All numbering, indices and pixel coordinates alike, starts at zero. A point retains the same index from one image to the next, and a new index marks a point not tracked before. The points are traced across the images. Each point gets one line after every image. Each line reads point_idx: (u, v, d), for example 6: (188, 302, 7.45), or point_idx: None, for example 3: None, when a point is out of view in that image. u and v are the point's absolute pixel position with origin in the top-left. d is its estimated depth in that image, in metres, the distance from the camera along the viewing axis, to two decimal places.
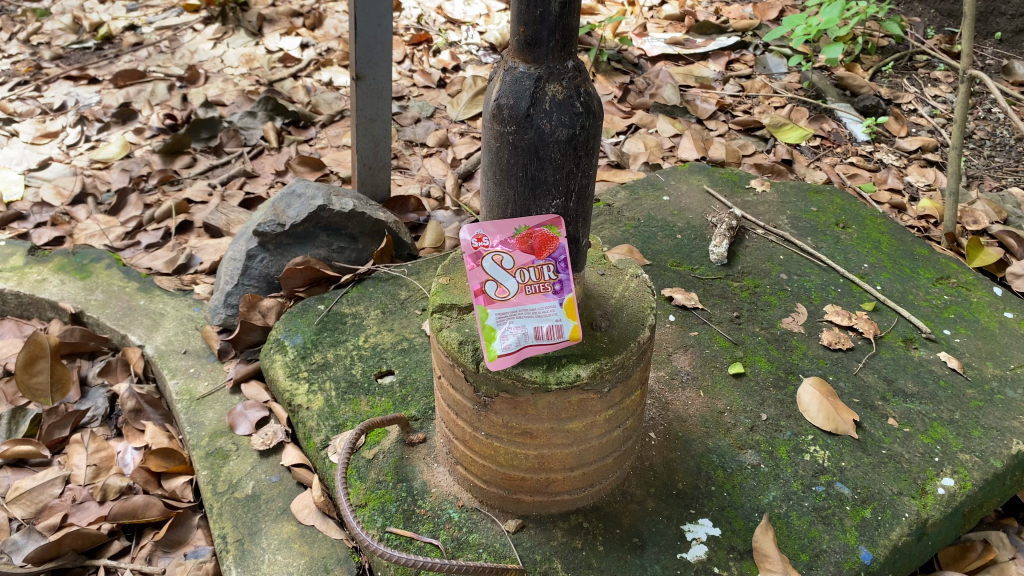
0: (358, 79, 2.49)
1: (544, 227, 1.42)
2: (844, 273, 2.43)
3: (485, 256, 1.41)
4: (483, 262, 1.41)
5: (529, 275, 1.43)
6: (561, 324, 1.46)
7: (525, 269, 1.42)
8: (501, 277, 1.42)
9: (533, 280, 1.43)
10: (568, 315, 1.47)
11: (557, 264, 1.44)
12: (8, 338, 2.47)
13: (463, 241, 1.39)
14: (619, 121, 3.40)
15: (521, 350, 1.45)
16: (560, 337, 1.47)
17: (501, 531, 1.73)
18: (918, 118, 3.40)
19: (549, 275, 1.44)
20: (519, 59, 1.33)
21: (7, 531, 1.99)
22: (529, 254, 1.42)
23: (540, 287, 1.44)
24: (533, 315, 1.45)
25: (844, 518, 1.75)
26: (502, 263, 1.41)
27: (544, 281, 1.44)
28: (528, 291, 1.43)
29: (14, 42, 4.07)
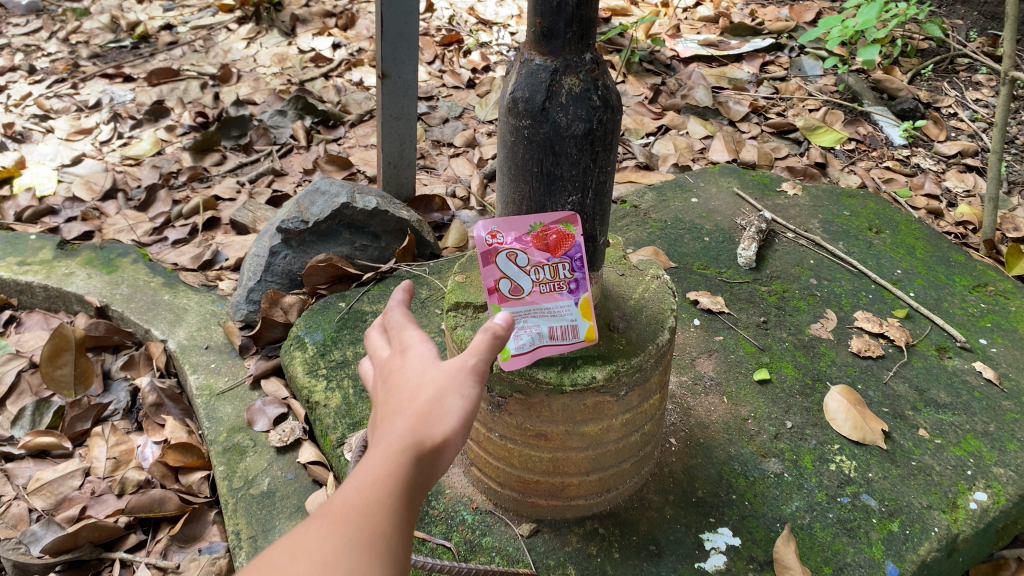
0: (385, 78, 2.48)
1: (561, 224, 1.37)
2: (876, 279, 2.36)
3: (498, 253, 1.36)
4: (496, 258, 1.35)
5: (544, 273, 1.37)
6: (576, 325, 1.43)
7: (540, 267, 1.37)
8: (515, 275, 1.37)
9: (548, 279, 1.38)
10: (583, 315, 1.43)
11: (573, 262, 1.39)
12: (36, 331, 2.50)
13: (477, 238, 1.34)
14: (649, 123, 3.35)
15: (535, 350, 1.41)
16: (575, 337, 1.43)
17: (514, 534, 1.70)
18: (958, 123, 3.31)
19: (564, 274, 1.39)
20: (535, 51, 1.30)
21: (27, 521, 2.00)
22: (544, 251, 1.37)
23: (555, 286, 1.39)
24: (547, 315, 1.40)
25: (870, 531, 1.69)
26: (517, 261, 1.36)
27: (559, 280, 1.39)
28: (542, 289, 1.38)
29: (53, 40, 4.14)
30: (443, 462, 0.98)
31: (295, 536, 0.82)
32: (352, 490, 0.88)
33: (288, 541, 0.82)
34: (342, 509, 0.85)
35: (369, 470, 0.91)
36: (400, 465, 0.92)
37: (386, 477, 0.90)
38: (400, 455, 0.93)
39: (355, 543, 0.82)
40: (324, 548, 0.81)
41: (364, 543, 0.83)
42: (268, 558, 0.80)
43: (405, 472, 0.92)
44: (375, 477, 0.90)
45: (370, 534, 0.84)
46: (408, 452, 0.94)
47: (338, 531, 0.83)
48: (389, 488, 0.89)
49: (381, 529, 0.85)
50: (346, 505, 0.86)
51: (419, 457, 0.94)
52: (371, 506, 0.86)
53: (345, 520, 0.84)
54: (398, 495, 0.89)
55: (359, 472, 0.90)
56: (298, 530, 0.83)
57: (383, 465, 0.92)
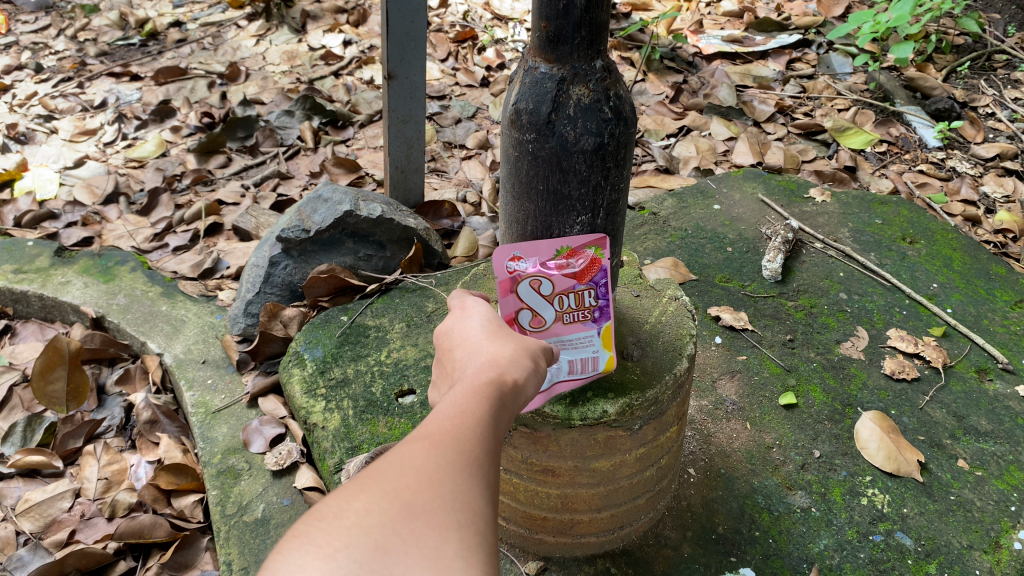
0: (391, 79, 2.37)
1: (589, 248, 1.23)
2: (910, 293, 2.22)
3: (520, 282, 1.20)
4: (517, 287, 1.20)
5: (568, 301, 1.23)
6: (598, 356, 1.30)
7: (564, 295, 1.23)
8: (537, 305, 1.22)
9: (571, 307, 1.24)
10: (604, 345, 1.30)
11: (599, 288, 1.25)
12: (31, 342, 2.42)
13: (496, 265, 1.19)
14: (670, 123, 3.22)
15: (550, 385, 1.30)
16: (595, 369, 1.32)
17: (519, 573, 1.58)
18: (996, 123, 3.15)
19: (589, 302, 1.25)
20: (541, 58, 1.18)
21: (13, 545, 1.91)
22: (570, 278, 1.22)
23: (579, 317, 1.26)
24: (568, 347, 1.28)
25: (905, 574, 1.55)
26: (540, 289, 1.21)
27: (584, 309, 1.25)
28: (564, 320, 1.25)
29: (62, 38, 4.07)
30: (517, 405, 1.00)
31: (394, 455, 0.82)
32: (441, 417, 0.89)
33: (389, 461, 0.81)
34: (436, 432, 0.85)
35: (455, 404, 0.91)
36: (482, 401, 0.93)
37: (470, 410, 0.91)
38: (480, 394, 0.94)
39: (453, 463, 0.82)
40: (425, 467, 0.80)
41: (461, 462, 0.82)
42: (373, 476, 0.79)
43: (489, 405, 0.93)
44: (461, 408, 0.90)
45: (466, 453, 0.84)
46: (488, 393, 0.95)
47: (435, 451, 0.82)
48: (476, 419, 0.90)
49: (474, 451, 0.85)
50: (439, 430, 0.86)
51: (497, 396, 0.96)
52: (461, 430, 0.87)
53: (441, 443, 0.84)
54: (484, 423, 0.90)
55: (443, 406, 0.91)
56: (396, 449, 0.83)
57: (468, 400, 0.92)
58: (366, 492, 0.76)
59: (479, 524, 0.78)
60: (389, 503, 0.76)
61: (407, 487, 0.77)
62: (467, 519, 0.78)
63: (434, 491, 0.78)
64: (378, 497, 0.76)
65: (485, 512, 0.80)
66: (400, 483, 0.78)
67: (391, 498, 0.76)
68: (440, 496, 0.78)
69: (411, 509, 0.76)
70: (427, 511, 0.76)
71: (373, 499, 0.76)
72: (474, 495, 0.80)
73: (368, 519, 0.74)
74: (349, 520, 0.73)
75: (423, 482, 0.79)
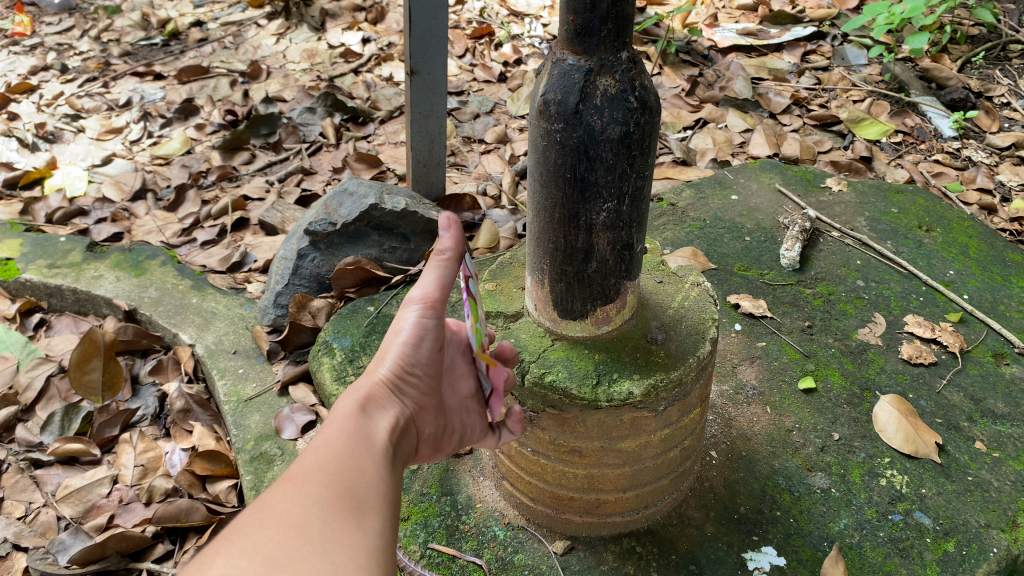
0: (413, 75, 2.42)
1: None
2: (927, 280, 2.26)
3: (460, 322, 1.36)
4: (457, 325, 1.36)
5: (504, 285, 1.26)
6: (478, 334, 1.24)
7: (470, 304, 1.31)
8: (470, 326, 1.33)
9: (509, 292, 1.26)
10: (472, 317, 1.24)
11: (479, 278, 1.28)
12: (65, 335, 2.49)
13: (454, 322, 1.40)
14: (686, 116, 3.25)
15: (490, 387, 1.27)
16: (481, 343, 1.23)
17: (547, 552, 1.63)
18: (1011, 113, 3.17)
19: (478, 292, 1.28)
20: (568, 50, 1.23)
21: (55, 529, 1.97)
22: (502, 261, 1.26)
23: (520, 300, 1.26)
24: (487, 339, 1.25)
25: (924, 552, 1.59)
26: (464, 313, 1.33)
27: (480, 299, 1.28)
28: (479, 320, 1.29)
29: (86, 39, 4.15)
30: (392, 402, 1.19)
31: (262, 506, 0.96)
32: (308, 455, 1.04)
33: (257, 511, 0.95)
34: (303, 471, 1.01)
35: (324, 437, 1.08)
36: (352, 430, 1.10)
37: (341, 441, 1.07)
38: (350, 422, 1.12)
39: (322, 503, 0.97)
40: (294, 514, 0.95)
41: (332, 500, 0.98)
42: (239, 527, 0.93)
43: (353, 428, 1.11)
44: (330, 440, 1.07)
45: (335, 488, 1.00)
46: (357, 418, 1.13)
47: (304, 492, 0.98)
48: (344, 449, 1.06)
49: (345, 485, 1.01)
50: (306, 469, 1.01)
51: (365, 420, 1.13)
52: (327, 465, 1.03)
53: (307, 481, 0.99)
54: (353, 455, 1.06)
55: (312, 442, 1.07)
56: (264, 498, 0.97)
57: (336, 433, 1.09)
58: (226, 552, 0.89)
59: (350, 553, 0.94)
60: (255, 557, 0.89)
61: (272, 537, 0.92)
62: (341, 550, 0.94)
63: (304, 532, 0.93)
64: (243, 553, 0.89)
65: (368, 538, 0.97)
66: (265, 536, 0.91)
67: (257, 551, 0.90)
68: (310, 536, 0.93)
69: (282, 554, 0.90)
70: (303, 547, 0.92)
71: (234, 558, 0.88)
72: (348, 527, 0.97)
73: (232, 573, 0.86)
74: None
75: (291, 527, 0.93)
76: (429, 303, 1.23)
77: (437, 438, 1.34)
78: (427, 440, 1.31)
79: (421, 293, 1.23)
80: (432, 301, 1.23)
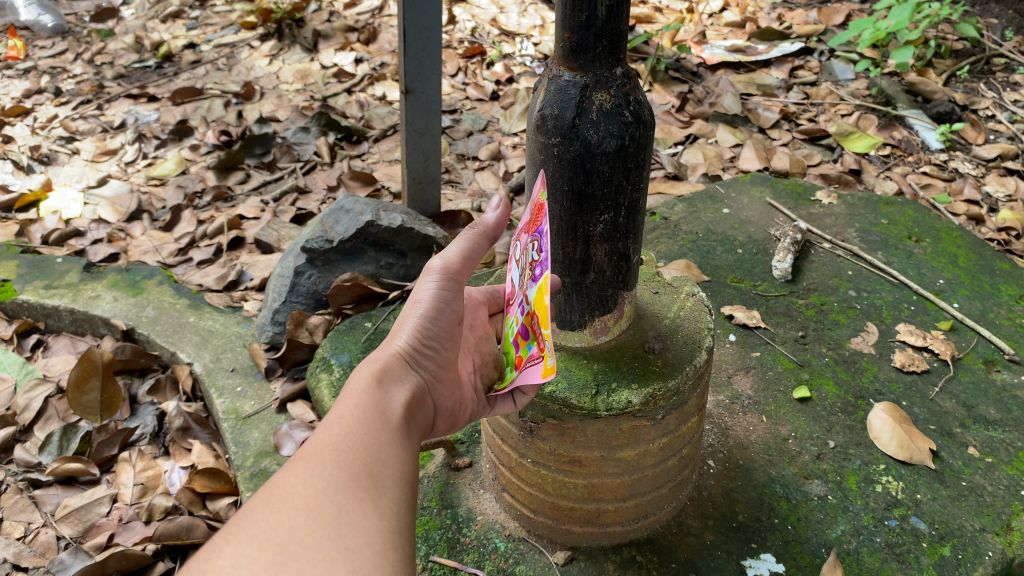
0: (408, 93, 2.45)
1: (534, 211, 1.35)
2: (918, 289, 2.29)
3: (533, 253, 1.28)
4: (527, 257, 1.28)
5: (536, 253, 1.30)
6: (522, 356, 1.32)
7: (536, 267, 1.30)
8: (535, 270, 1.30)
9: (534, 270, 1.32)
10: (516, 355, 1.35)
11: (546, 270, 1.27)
12: (63, 355, 2.49)
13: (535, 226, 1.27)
14: (677, 131, 3.29)
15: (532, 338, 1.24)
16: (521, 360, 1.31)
17: (548, 563, 1.64)
18: (996, 125, 3.22)
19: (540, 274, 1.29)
20: (564, 67, 1.26)
21: (55, 549, 1.96)
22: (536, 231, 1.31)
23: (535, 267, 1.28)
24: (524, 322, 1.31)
25: (921, 556, 1.61)
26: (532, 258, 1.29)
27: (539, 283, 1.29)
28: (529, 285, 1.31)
29: (79, 62, 4.17)
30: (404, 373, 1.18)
31: (274, 489, 0.87)
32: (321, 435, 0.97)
33: (267, 496, 0.86)
34: (317, 450, 0.93)
35: (340, 414, 1.01)
36: (366, 408, 1.05)
37: (357, 419, 1.01)
38: (366, 398, 1.07)
39: (337, 483, 0.89)
40: (306, 496, 0.86)
41: (347, 480, 0.90)
42: (250, 514, 0.84)
43: (367, 406, 1.05)
44: (345, 418, 1.01)
45: (351, 468, 0.92)
46: (373, 395, 1.08)
47: (317, 471, 0.90)
48: (360, 428, 1.00)
49: (362, 466, 0.94)
50: (319, 448, 0.94)
51: (380, 396, 1.08)
52: (342, 443, 0.95)
53: (321, 461, 0.92)
54: (369, 434, 1.00)
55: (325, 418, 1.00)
56: (275, 480, 0.89)
57: (351, 410, 1.03)
58: (237, 540, 0.80)
59: (367, 536, 0.85)
60: (267, 544, 0.80)
61: (283, 523, 0.83)
62: (357, 533, 0.85)
63: (317, 514, 0.85)
64: (254, 540, 0.80)
65: (385, 519, 0.89)
66: (276, 522, 0.83)
67: (263, 535, 0.81)
68: (325, 521, 0.84)
69: (297, 538, 0.81)
70: (318, 532, 0.83)
71: (244, 546, 0.80)
72: (364, 508, 0.88)
73: (241, 562, 0.78)
74: (222, 568, 0.77)
75: (304, 510, 0.85)
76: (446, 268, 1.26)
77: (454, 414, 1.32)
78: (444, 420, 1.30)
79: (439, 261, 1.27)
80: (449, 266, 1.26)
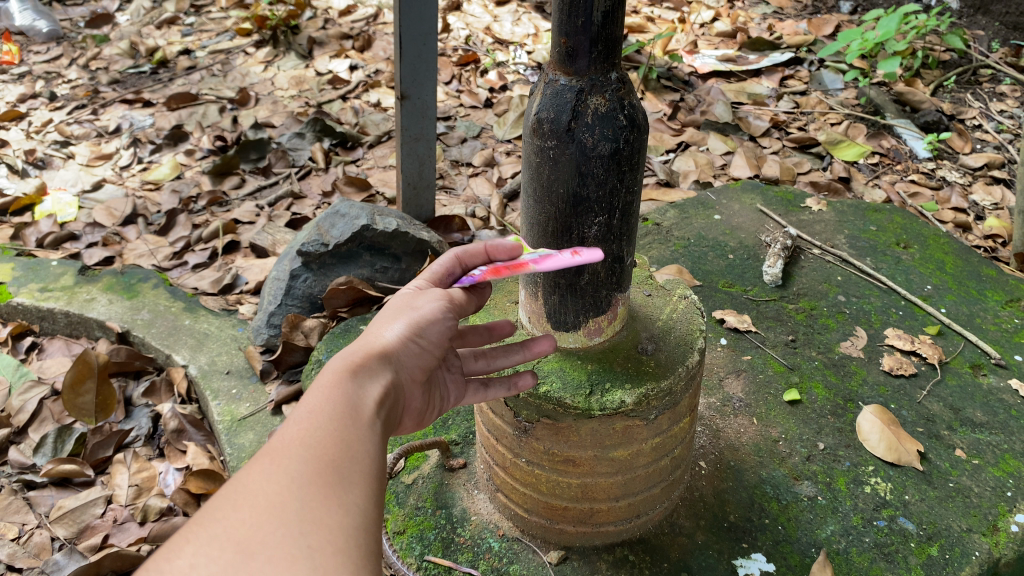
0: (404, 99, 2.47)
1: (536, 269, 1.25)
2: (906, 295, 2.32)
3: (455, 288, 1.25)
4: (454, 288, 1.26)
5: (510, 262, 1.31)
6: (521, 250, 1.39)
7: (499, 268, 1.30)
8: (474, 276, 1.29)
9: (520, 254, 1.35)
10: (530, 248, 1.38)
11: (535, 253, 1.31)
12: (58, 358, 2.50)
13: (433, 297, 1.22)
14: (668, 139, 3.33)
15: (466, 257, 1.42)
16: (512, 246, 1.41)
17: (542, 562, 1.66)
18: (983, 134, 3.27)
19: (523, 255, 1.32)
20: (560, 71, 1.28)
21: (49, 550, 1.96)
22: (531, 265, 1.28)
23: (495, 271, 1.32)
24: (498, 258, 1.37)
25: (909, 556, 1.63)
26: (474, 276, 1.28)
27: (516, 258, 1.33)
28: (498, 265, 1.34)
29: (74, 67, 4.18)
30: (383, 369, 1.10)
31: (238, 484, 0.85)
32: (289, 430, 0.93)
33: (229, 493, 0.84)
34: (284, 445, 0.90)
35: (312, 406, 0.96)
36: (340, 400, 0.99)
37: (329, 413, 0.96)
38: (338, 391, 1.01)
39: (302, 481, 0.86)
40: (269, 492, 0.84)
41: (314, 476, 0.87)
42: (211, 512, 0.82)
43: (340, 399, 0.99)
44: (318, 410, 0.96)
45: (317, 464, 0.89)
46: (349, 387, 1.02)
47: (282, 468, 0.87)
48: (332, 422, 0.95)
49: (330, 460, 0.90)
50: (287, 444, 0.90)
51: (355, 388, 1.02)
52: (309, 439, 0.91)
53: (286, 457, 0.88)
54: (340, 428, 0.95)
55: (295, 410, 0.95)
56: (238, 476, 0.86)
57: (323, 401, 0.98)
58: (197, 538, 0.79)
59: (330, 535, 0.82)
60: (227, 543, 0.78)
61: (245, 521, 0.80)
62: (320, 532, 0.82)
63: (279, 512, 0.82)
64: (215, 540, 0.78)
65: (350, 515, 0.85)
66: (238, 520, 0.80)
67: (225, 535, 0.79)
68: (287, 518, 0.81)
69: (256, 537, 0.79)
70: (279, 530, 0.80)
71: (205, 546, 0.78)
72: (328, 505, 0.85)
73: (200, 563, 0.76)
74: (182, 568, 0.76)
75: (266, 507, 0.82)
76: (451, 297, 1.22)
77: (421, 413, 1.25)
78: (412, 413, 1.22)
79: (443, 292, 1.23)
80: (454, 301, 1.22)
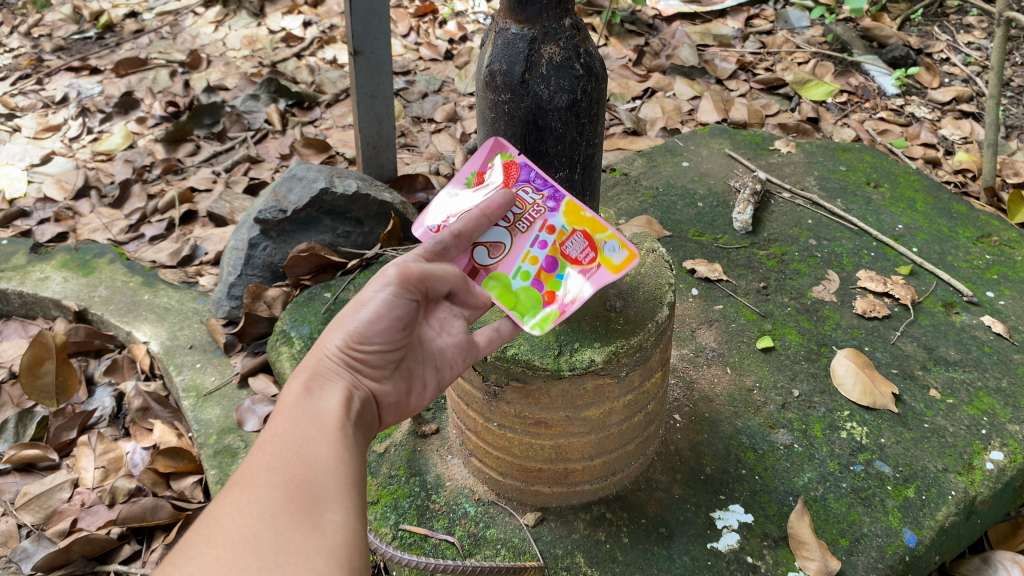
0: (356, 55, 2.37)
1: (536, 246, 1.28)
2: (877, 235, 2.30)
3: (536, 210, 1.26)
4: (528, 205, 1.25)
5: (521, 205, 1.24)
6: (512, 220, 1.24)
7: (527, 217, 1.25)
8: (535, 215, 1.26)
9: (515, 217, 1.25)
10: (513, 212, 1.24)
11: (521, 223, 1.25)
12: (14, 340, 2.42)
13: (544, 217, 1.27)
14: (634, 86, 3.25)
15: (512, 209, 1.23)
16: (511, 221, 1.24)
17: (519, 525, 1.64)
18: (951, 68, 3.23)
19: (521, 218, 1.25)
20: (510, 19, 1.21)
21: (17, 537, 1.89)
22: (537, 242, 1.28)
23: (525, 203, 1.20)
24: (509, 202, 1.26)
25: (886, 499, 1.63)
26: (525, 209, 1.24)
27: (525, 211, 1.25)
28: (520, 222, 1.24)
29: (15, 35, 4.01)
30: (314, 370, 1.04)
31: (207, 520, 0.82)
32: (257, 454, 0.90)
33: (201, 528, 0.81)
34: (252, 472, 0.87)
35: (274, 426, 0.94)
36: (300, 414, 0.97)
37: (292, 431, 0.94)
38: (298, 410, 0.97)
39: (275, 507, 0.84)
40: (243, 524, 0.81)
41: (285, 501, 0.85)
42: (184, 552, 0.78)
43: (299, 416, 0.96)
44: (280, 430, 0.93)
45: (289, 486, 0.86)
46: (308, 404, 0.99)
47: (252, 497, 0.84)
48: (296, 439, 0.93)
49: (301, 479, 0.88)
50: (255, 469, 0.88)
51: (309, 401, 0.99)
52: (276, 461, 0.89)
53: (256, 485, 0.86)
54: (307, 442, 0.93)
55: (261, 434, 0.93)
56: (209, 509, 0.83)
57: (288, 423, 0.95)
58: None
59: (309, 562, 0.80)
60: None
61: (220, 558, 0.78)
62: (298, 561, 0.80)
63: (255, 546, 0.79)
64: None
65: (329, 536, 0.84)
66: (211, 557, 0.78)
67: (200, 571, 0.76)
68: (263, 552, 0.79)
69: None
70: (257, 565, 0.78)
71: None
72: (306, 532, 0.83)
73: None
74: None
75: (240, 541, 0.79)
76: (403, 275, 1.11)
77: (403, 405, 1.17)
78: (392, 409, 1.15)
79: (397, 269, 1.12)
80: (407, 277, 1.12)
